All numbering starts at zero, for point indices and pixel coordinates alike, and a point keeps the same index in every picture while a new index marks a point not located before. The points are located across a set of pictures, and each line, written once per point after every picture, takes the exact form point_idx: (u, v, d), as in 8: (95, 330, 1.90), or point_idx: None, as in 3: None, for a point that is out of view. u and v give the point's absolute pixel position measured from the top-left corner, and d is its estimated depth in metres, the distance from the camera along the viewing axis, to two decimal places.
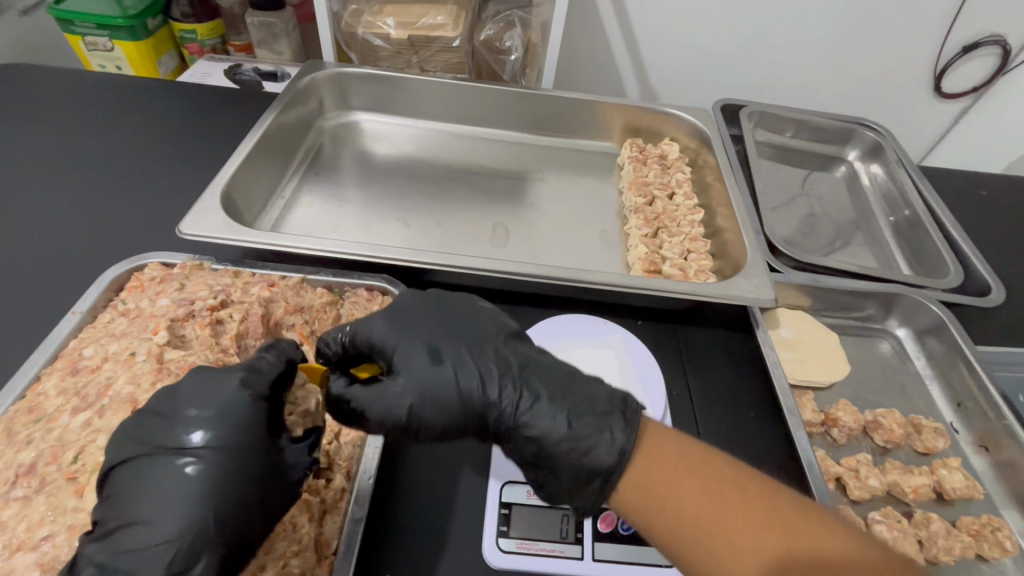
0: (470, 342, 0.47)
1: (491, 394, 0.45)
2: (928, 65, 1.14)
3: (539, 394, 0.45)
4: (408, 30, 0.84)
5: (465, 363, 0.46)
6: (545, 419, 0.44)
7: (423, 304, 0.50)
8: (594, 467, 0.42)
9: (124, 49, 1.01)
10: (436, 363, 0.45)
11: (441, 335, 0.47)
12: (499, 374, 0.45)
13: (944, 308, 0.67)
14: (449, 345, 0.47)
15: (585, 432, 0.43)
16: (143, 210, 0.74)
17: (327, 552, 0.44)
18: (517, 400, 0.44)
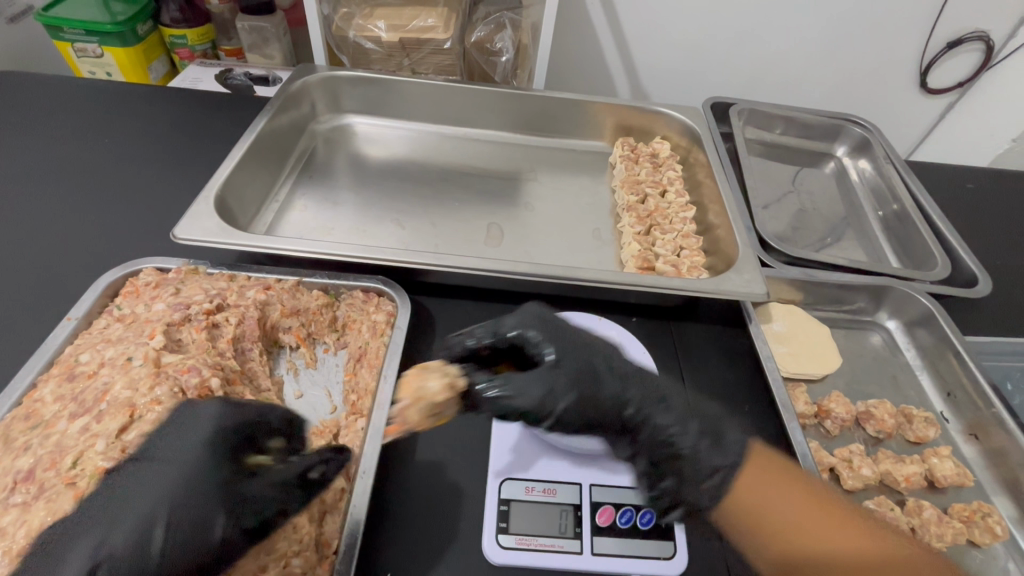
0: (610, 352, 0.50)
1: (628, 396, 0.47)
2: (913, 60, 1.15)
3: (664, 405, 0.47)
4: (399, 33, 0.85)
5: (596, 369, 0.48)
6: (677, 424, 0.46)
7: (568, 317, 0.53)
8: (708, 465, 0.44)
9: (114, 55, 1.01)
10: (582, 367, 0.48)
11: (590, 343, 0.50)
12: (628, 383, 0.48)
13: (932, 300, 0.68)
14: (596, 352, 0.50)
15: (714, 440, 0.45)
16: (137, 216, 0.74)
17: (328, 552, 0.44)
18: (640, 406, 0.47)
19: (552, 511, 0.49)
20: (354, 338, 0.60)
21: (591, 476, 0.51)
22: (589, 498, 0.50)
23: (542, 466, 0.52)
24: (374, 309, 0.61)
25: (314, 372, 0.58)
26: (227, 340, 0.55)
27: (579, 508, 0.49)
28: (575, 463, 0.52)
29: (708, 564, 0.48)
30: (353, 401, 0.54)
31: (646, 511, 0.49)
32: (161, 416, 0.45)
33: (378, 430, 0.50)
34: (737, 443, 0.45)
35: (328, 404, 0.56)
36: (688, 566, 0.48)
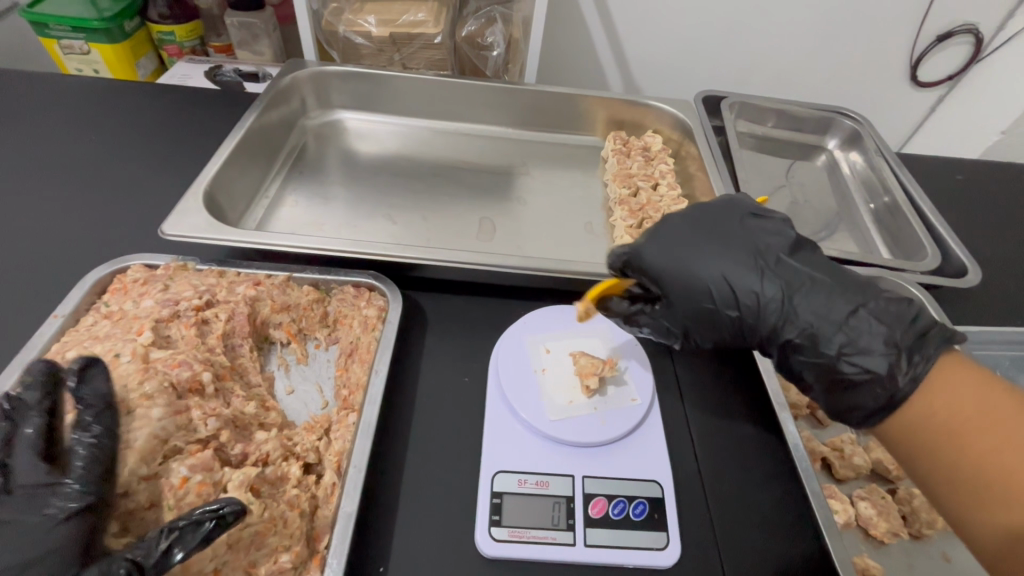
0: (764, 260, 0.48)
1: (763, 309, 0.47)
2: (904, 54, 1.16)
3: (853, 313, 0.44)
4: (389, 27, 0.84)
5: (799, 282, 0.46)
6: (825, 334, 0.44)
7: (690, 225, 0.52)
8: (859, 401, 0.44)
9: (101, 52, 1.00)
10: (769, 281, 0.47)
11: (714, 256, 0.49)
12: (804, 293, 0.46)
13: (922, 290, 0.69)
14: (726, 265, 0.48)
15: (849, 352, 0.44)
16: (126, 213, 0.73)
17: (318, 547, 0.44)
18: (841, 320, 0.44)
19: (544, 504, 0.49)
20: (345, 333, 0.60)
21: (583, 467, 0.51)
22: (581, 490, 0.50)
23: (535, 459, 0.52)
24: (365, 304, 0.60)
25: (305, 368, 0.58)
26: (216, 337, 0.54)
27: (572, 500, 0.49)
28: (568, 455, 0.52)
29: (699, 554, 0.48)
30: (344, 397, 0.54)
31: (639, 502, 0.50)
32: (150, 411, 0.45)
33: (368, 424, 0.49)
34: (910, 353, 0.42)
35: (319, 399, 0.55)
36: (681, 557, 0.48)
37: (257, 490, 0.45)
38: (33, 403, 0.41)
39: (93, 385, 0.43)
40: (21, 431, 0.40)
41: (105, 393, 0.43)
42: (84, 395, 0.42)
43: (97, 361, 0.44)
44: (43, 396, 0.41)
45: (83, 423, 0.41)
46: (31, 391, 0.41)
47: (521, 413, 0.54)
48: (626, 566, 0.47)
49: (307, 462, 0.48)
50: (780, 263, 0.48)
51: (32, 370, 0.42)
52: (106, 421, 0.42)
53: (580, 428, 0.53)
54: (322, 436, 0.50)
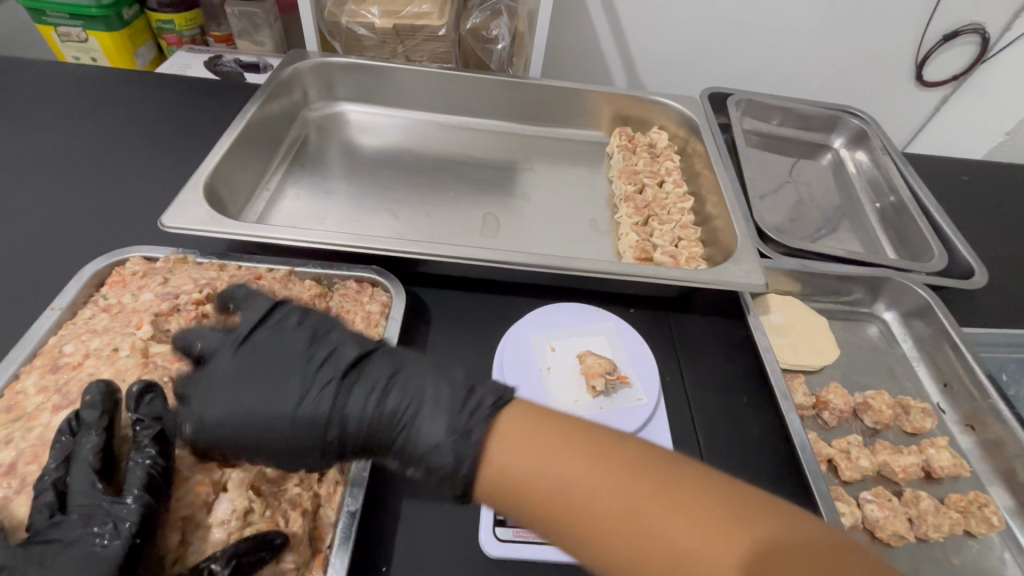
0: (330, 368, 0.41)
1: (407, 423, 0.39)
2: (910, 53, 1.15)
3: (431, 401, 0.39)
4: (393, 19, 0.83)
5: (323, 382, 0.41)
6: (463, 429, 0.37)
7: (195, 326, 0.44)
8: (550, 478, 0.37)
9: (99, 40, 0.99)
10: (300, 383, 0.41)
11: (234, 366, 0.41)
12: (372, 391, 0.40)
13: (930, 291, 0.68)
14: (263, 376, 0.41)
15: (469, 441, 0.37)
16: (125, 205, 0.72)
17: (322, 546, 0.43)
18: (398, 411, 0.40)
19: None
20: None
21: None
22: None
23: None
24: (368, 300, 0.59)
25: None
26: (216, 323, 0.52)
27: None
28: None
29: None
30: None
31: None
32: None
33: None
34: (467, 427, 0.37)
35: None
36: None
37: (257, 489, 0.44)
38: (91, 425, 0.39)
39: (148, 405, 0.41)
40: (81, 458, 0.38)
41: (162, 410, 0.41)
42: (142, 415, 0.40)
43: (153, 382, 0.42)
44: (100, 415, 0.40)
45: (138, 445, 0.39)
46: (88, 411, 0.40)
47: None
48: None
49: None
50: (337, 359, 0.42)
51: (89, 390, 0.41)
52: (161, 441, 0.39)
53: None
54: None
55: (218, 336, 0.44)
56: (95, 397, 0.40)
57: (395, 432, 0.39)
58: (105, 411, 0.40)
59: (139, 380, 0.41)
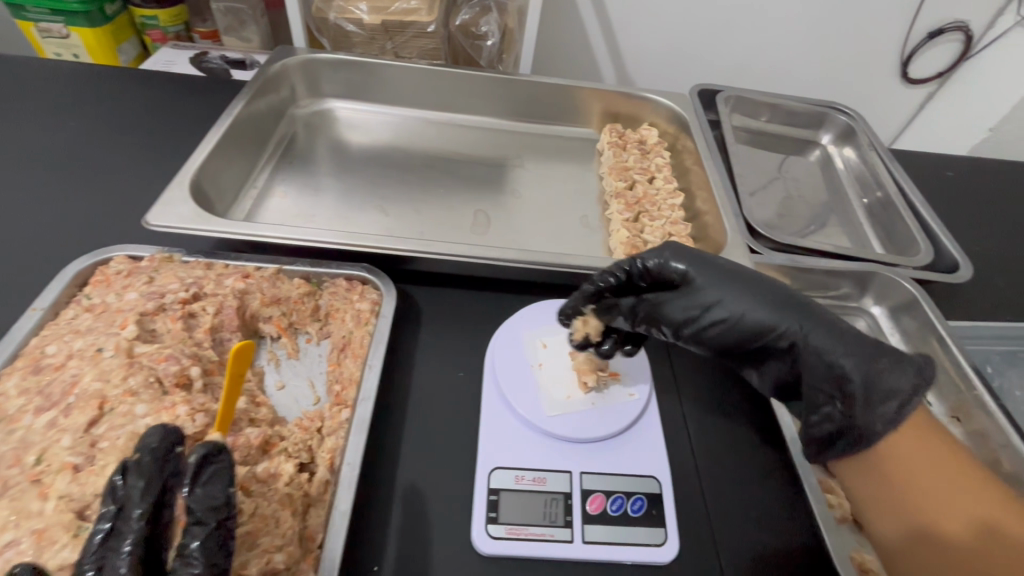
0: (796, 305, 0.47)
1: (842, 361, 0.45)
2: (896, 50, 1.16)
3: (842, 337, 0.45)
4: (381, 15, 0.83)
5: (751, 304, 0.48)
6: (872, 369, 0.44)
7: (693, 259, 0.50)
8: (890, 392, 0.43)
9: (80, 36, 0.97)
10: (756, 303, 0.48)
11: (750, 293, 0.48)
12: (811, 320, 0.47)
13: (916, 285, 0.69)
14: (757, 300, 0.47)
15: (882, 375, 0.44)
16: (109, 204, 0.70)
17: (312, 546, 0.43)
18: (741, 324, 0.48)
19: (539, 500, 0.48)
20: (337, 327, 0.58)
21: (582, 462, 0.51)
22: (579, 486, 0.49)
23: (532, 454, 0.51)
24: (358, 298, 0.59)
25: (296, 363, 0.57)
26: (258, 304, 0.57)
27: (570, 497, 0.48)
28: (567, 450, 0.51)
29: (697, 552, 0.48)
30: (336, 392, 0.53)
31: (637, 497, 0.49)
32: (134, 408, 0.43)
33: (362, 424, 0.48)
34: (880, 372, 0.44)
35: (311, 395, 0.54)
36: (679, 553, 0.47)
37: (245, 489, 0.43)
38: (136, 500, 0.34)
39: (209, 491, 0.36)
40: (116, 555, 0.32)
41: (221, 503, 0.36)
42: (200, 508, 0.35)
43: (219, 452, 0.38)
44: (146, 489, 0.34)
45: (186, 552, 0.34)
46: (135, 482, 0.34)
47: (518, 409, 0.53)
48: (624, 563, 0.46)
49: (300, 461, 0.47)
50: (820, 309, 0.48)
51: (142, 450, 0.36)
52: (210, 550, 0.34)
53: (580, 424, 0.52)
54: (315, 435, 0.49)
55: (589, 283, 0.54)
56: (146, 460, 0.36)
57: (820, 354, 0.46)
58: (155, 481, 0.35)
59: (202, 450, 0.37)
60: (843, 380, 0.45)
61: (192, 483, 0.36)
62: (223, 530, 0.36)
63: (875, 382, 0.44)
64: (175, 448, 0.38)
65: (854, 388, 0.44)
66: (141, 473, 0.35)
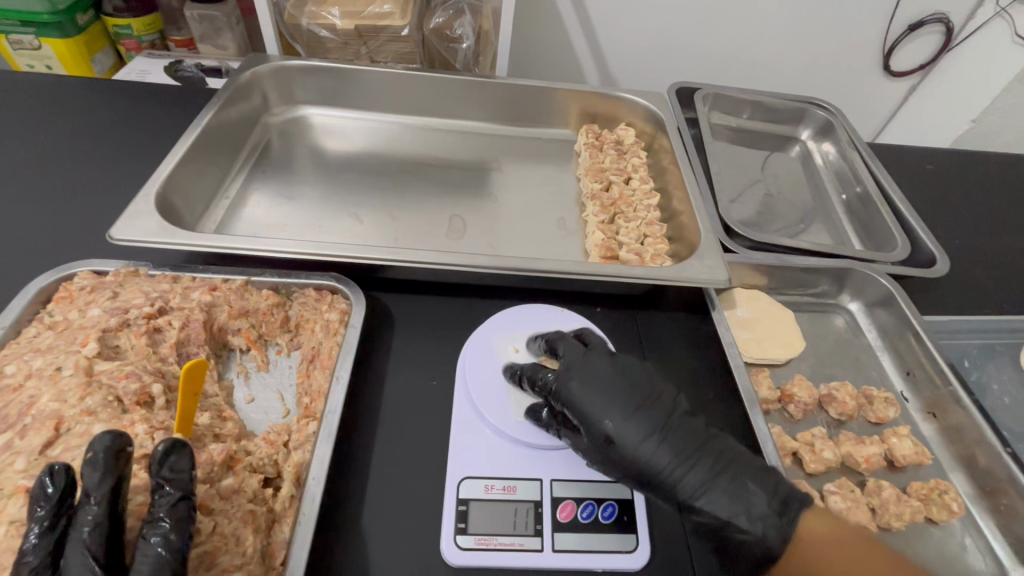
0: (687, 441, 0.47)
1: (721, 512, 0.45)
2: (875, 44, 1.16)
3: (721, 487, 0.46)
4: (354, 20, 0.82)
5: (640, 438, 0.47)
6: (753, 524, 0.44)
7: (586, 374, 0.50)
8: (755, 552, 0.44)
9: (52, 47, 0.96)
10: (644, 439, 0.47)
11: (636, 417, 0.48)
12: (692, 464, 0.47)
13: (892, 281, 0.69)
14: (627, 421, 0.48)
15: (754, 529, 0.44)
16: (76, 217, 0.69)
17: (275, 563, 0.42)
18: (634, 459, 0.47)
19: (511, 509, 0.48)
20: (307, 338, 0.58)
21: (553, 469, 0.50)
22: (550, 494, 0.49)
23: (502, 463, 0.50)
24: (327, 308, 0.58)
25: (266, 375, 0.56)
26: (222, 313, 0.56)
27: (540, 505, 0.48)
28: (538, 457, 0.51)
29: (670, 558, 0.47)
30: (305, 404, 0.52)
31: (608, 504, 0.49)
32: (91, 428, 0.43)
33: (330, 435, 0.48)
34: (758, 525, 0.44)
35: (280, 408, 0.54)
36: (650, 559, 0.47)
37: (207, 507, 0.43)
38: (93, 486, 0.37)
39: (176, 468, 0.39)
40: (77, 530, 0.36)
41: (185, 481, 0.39)
42: (166, 484, 0.39)
43: (181, 442, 0.40)
44: (103, 478, 0.37)
45: (154, 519, 0.38)
46: (91, 472, 0.37)
47: (488, 418, 0.52)
48: (596, 571, 0.46)
49: (266, 476, 0.47)
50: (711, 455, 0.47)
51: (95, 443, 0.38)
52: (178, 514, 0.38)
53: (548, 430, 0.52)
54: (281, 449, 0.49)
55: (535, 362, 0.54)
56: (101, 451, 0.38)
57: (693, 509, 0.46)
58: (111, 470, 0.37)
59: (164, 440, 0.40)
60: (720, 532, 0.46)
61: (157, 468, 0.39)
62: (189, 502, 0.39)
63: (745, 529, 0.44)
64: (129, 438, 0.39)
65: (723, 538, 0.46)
66: (98, 460, 0.37)
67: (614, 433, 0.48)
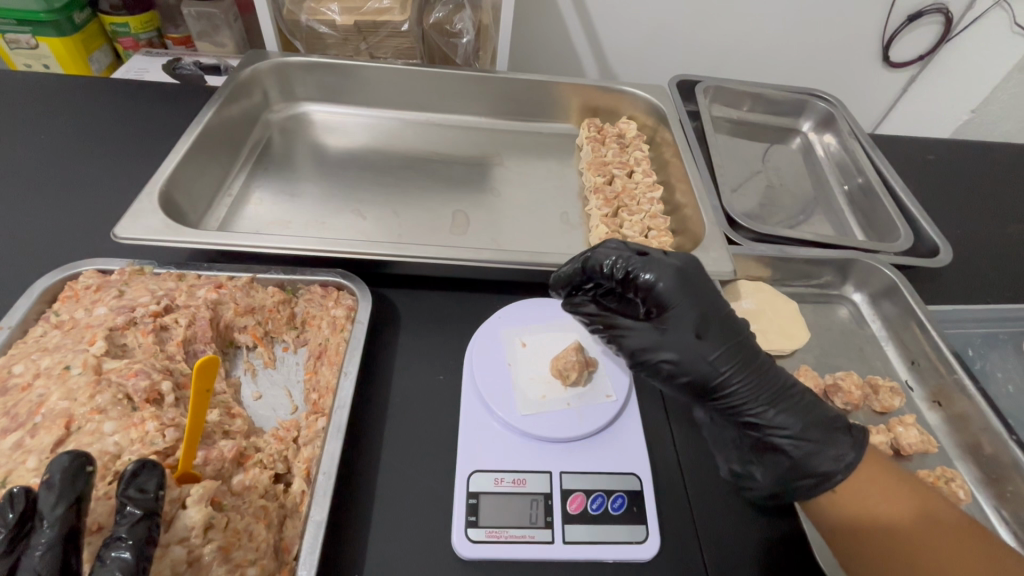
0: (760, 362, 0.50)
1: (778, 403, 0.49)
2: (875, 35, 1.16)
3: (791, 407, 0.49)
4: (354, 15, 0.81)
5: (725, 351, 0.49)
6: (816, 440, 0.47)
7: (682, 286, 0.51)
8: (815, 469, 0.46)
9: (50, 46, 0.95)
10: (724, 355, 0.49)
11: (718, 334, 0.50)
12: (768, 385, 0.49)
13: (896, 271, 0.69)
14: (710, 336, 0.50)
15: (819, 446, 0.47)
16: (78, 216, 0.69)
17: (288, 558, 0.42)
18: (714, 371, 0.49)
19: (522, 502, 0.48)
20: (314, 335, 0.58)
21: (562, 462, 0.50)
22: (560, 486, 0.49)
23: (511, 456, 0.50)
24: (333, 304, 0.58)
25: (273, 372, 0.56)
26: (230, 310, 0.56)
27: (549, 497, 0.48)
28: (547, 450, 0.51)
29: (681, 548, 0.48)
30: (313, 400, 0.52)
31: (618, 495, 0.49)
32: (102, 426, 0.43)
33: (339, 431, 0.48)
34: (825, 445, 0.47)
35: (288, 404, 0.54)
36: (660, 550, 0.47)
37: (219, 502, 0.43)
38: (47, 508, 0.35)
39: (143, 487, 0.38)
40: (28, 556, 0.34)
41: (150, 498, 0.38)
42: (129, 503, 0.37)
43: (151, 463, 0.40)
44: (58, 500, 0.35)
45: (113, 539, 0.36)
46: (46, 494, 0.35)
47: (496, 411, 0.52)
48: (607, 562, 0.46)
49: (276, 472, 0.47)
50: (778, 372, 0.50)
51: (51, 467, 0.37)
52: (138, 534, 0.36)
53: (556, 422, 0.52)
54: (291, 445, 0.49)
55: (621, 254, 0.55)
56: (57, 474, 0.36)
57: (761, 415, 0.49)
58: (68, 490, 0.36)
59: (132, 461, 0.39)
60: (774, 444, 0.48)
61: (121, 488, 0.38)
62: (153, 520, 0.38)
63: (809, 447, 0.47)
64: (91, 460, 0.38)
65: (778, 450, 0.48)
66: (53, 483, 0.36)
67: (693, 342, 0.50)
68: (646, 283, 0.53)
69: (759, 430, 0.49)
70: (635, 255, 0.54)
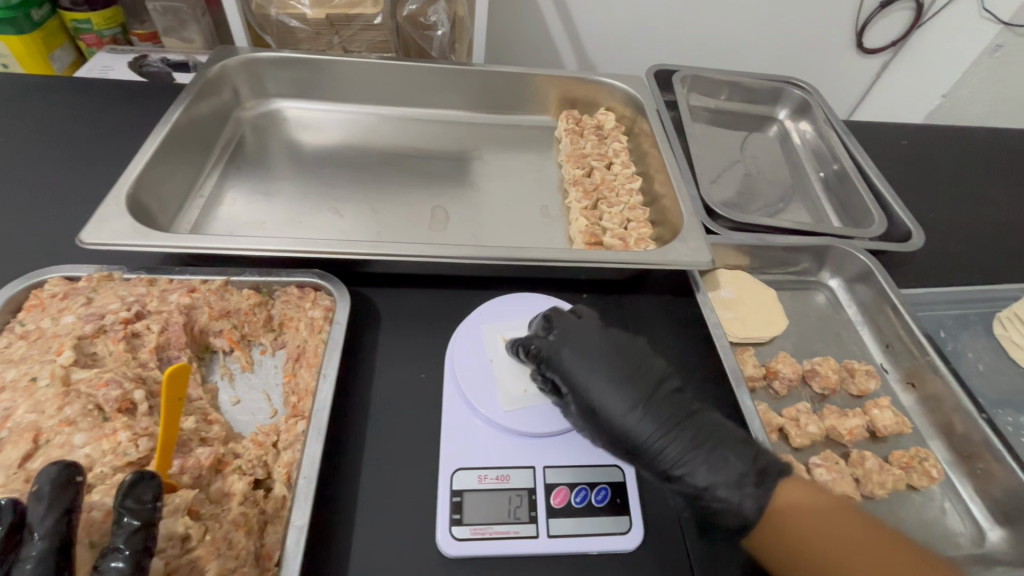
0: (672, 415, 0.48)
1: (698, 458, 0.46)
2: (850, 21, 1.16)
3: (702, 457, 0.46)
4: (324, 9, 0.79)
5: (632, 415, 0.48)
6: (732, 494, 0.45)
7: (574, 352, 0.50)
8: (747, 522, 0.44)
9: (9, 44, 0.92)
10: (635, 416, 0.47)
11: (619, 396, 0.48)
12: (684, 442, 0.47)
13: (870, 256, 0.70)
14: (619, 399, 0.48)
15: (749, 498, 0.44)
16: (44, 222, 0.67)
17: (270, 564, 0.42)
18: (633, 438, 0.47)
19: (506, 498, 0.48)
20: (292, 337, 0.57)
21: (545, 457, 0.50)
22: (543, 480, 0.49)
23: (494, 453, 0.50)
24: (311, 305, 0.57)
25: (251, 376, 0.55)
26: (204, 315, 0.55)
27: (533, 492, 0.48)
28: (530, 445, 0.51)
29: (664, 537, 0.48)
30: (293, 403, 0.52)
31: (601, 487, 0.49)
32: (72, 438, 0.42)
33: (319, 433, 0.47)
34: (756, 496, 0.44)
35: (268, 408, 0.53)
36: (643, 540, 0.48)
37: (197, 512, 0.42)
38: (39, 518, 0.35)
39: (139, 498, 0.38)
40: (20, 567, 0.33)
41: (148, 507, 0.38)
42: (126, 515, 0.37)
43: (147, 472, 0.39)
44: (48, 511, 0.35)
45: (111, 551, 0.35)
46: (35, 505, 0.35)
47: (479, 408, 0.52)
48: (591, 554, 0.46)
49: (255, 478, 0.46)
50: (701, 422, 0.48)
51: (40, 477, 0.36)
52: (136, 545, 0.36)
53: (538, 418, 0.52)
54: (270, 450, 0.48)
55: (540, 329, 0.54)
56: (45, 485, 0.36)
57: (684, 478, 0.46)
58: (58, 500, 0.36)
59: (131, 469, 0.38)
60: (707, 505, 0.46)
61: (119, 497, 0.37)
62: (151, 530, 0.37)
63: (738, 501, 0.44)
64: (81, 469, 0.38)
65: (710, 510, 0.46)
66: (45, 492, 0.36)
67: (603, 410, 0.48)
68: (548, 356, 0.51)
69: (688, 492, 0.47)
70: (544, 327, 0.53)
